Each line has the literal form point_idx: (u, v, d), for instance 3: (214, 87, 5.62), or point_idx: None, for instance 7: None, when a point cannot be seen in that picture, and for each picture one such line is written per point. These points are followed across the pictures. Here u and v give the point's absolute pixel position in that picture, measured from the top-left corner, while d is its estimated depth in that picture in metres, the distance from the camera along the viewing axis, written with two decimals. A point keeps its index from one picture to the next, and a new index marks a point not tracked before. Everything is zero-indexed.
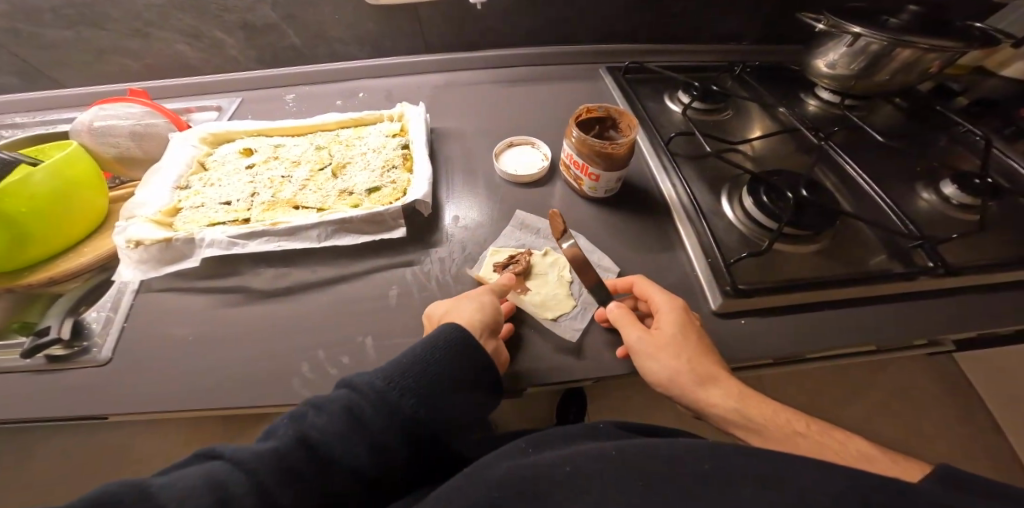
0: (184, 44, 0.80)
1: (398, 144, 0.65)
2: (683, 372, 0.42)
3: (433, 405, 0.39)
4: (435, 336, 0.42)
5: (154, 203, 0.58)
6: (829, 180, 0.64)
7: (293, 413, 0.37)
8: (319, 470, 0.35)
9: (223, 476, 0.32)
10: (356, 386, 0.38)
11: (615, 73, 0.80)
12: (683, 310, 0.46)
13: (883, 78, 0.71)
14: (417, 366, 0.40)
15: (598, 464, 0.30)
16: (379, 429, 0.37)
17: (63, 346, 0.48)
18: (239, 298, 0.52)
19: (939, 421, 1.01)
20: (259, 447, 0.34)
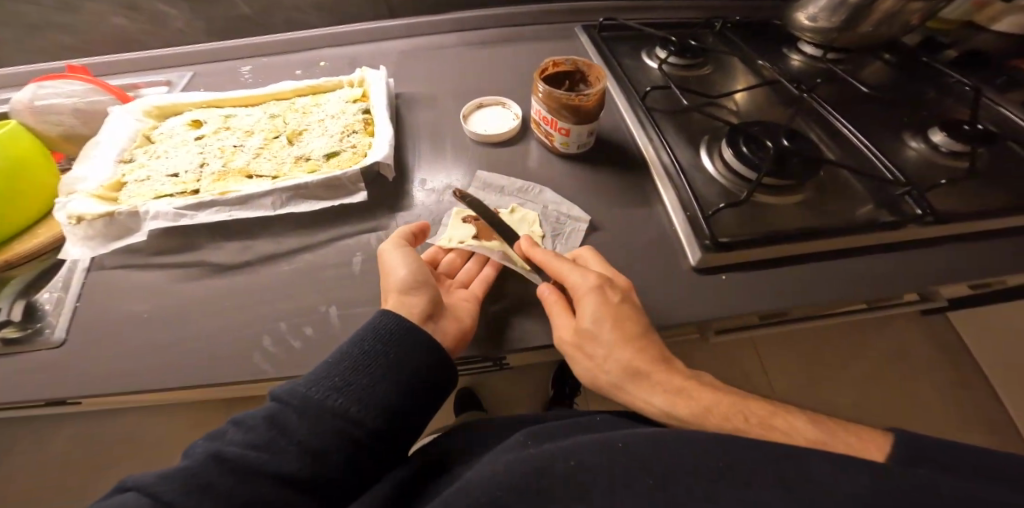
0: (122, 17, 0.75)
1: (359, 109, 0.61)
2: (611, 368, 0.39)
3: (369, 400, 0.35)
4: (366, 328, 0.39)
5: (94, 177, 0.53)
6: (815, 132, 0.61)
7: (214, 434, 0.34)
8: (244, 483, 0.30)
9: (127, 505, 0.27)
10: (277, 394, 0.35)
11: (591, 31, 0.76)
12: (608, 290, 0.41)
13: (866, 30, 0.68)
14: (340, 360, 0.36)
15: (599, 458, 0.26)
16: (305, 432, 0.33)
17: (16, 327, 0.44)
18: (193, 274, 0.49)
19: (932, 381, 1.01)
20: (171, 469, 0.30)
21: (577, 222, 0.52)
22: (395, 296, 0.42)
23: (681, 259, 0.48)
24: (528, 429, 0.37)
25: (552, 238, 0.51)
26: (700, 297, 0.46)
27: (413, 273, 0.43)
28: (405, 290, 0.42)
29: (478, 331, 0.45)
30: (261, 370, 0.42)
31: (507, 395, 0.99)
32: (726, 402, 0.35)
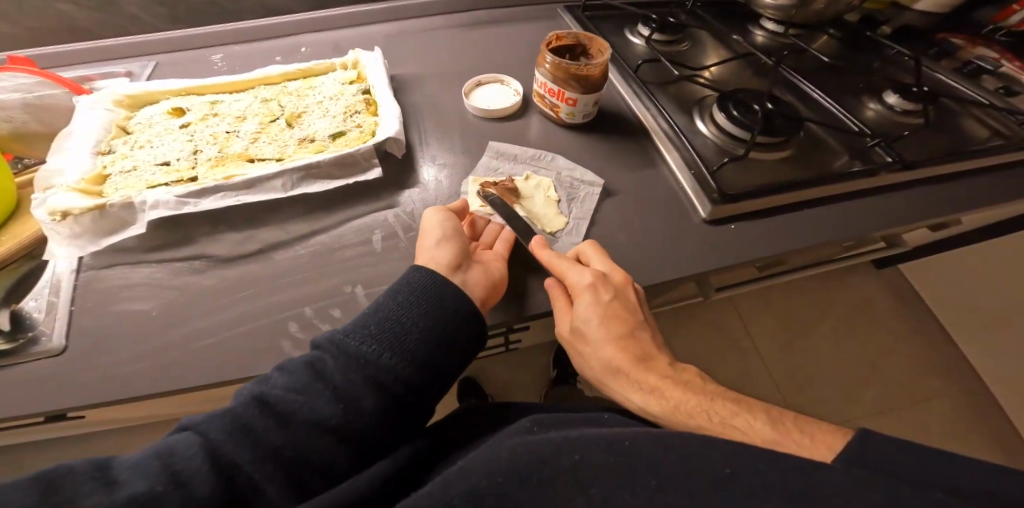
0: (67, 3, 0.67)
1: (357, 90, 0.60)
2: (602, 363, 0.40)
3: (405, 351, 0.35)
4: (400, 283, 0.39)
5: (73, 170, 0.49)
6: (789, 97, 0.67)
7: (258, 379, 0.33)
8: (287, 426, 0.30)
9: (173, 444, 0.27)
10: (319, 344, 0.35)
11: (574, 12, 0.78)
12: (602, 289, 0.41)
13: (821, 5, 0.75)
14: (377, 312, 0.36)
15: (606, 456, 0.25)
16: (345, 379, 0.32)
17: (5, 340, 0.40)
18: (199, 266, 0.46)
19: (889, 328, 1.13)
20: (216, 411, 0.30)
21: (590, 185, 0.54)
22: (426, 254, 0.43)
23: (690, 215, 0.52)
24: (537, 417, 0.37)
25: (569, 201, 0.53)
26: (713, 249, 0.49)
27: (443, 231, 0.44)
28: (435, 245, 0.43)
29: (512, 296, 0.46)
30: (295, 355, 0.40)
31: (512, 377, 1.00)
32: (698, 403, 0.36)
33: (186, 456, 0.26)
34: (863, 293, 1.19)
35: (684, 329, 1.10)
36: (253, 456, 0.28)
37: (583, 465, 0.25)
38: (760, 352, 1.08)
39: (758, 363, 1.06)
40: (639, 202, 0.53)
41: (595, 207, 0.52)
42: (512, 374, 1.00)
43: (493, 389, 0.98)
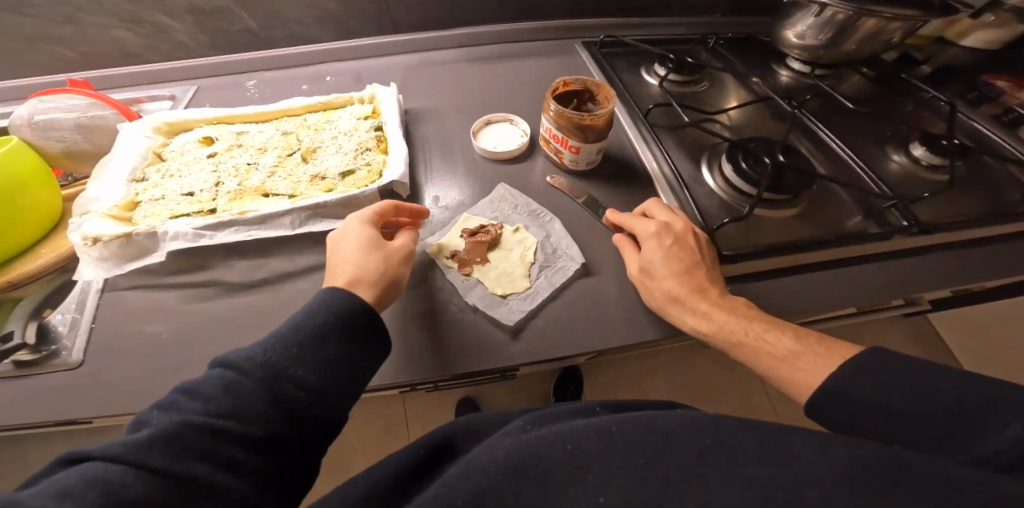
0: (124, 30, 0.73)
1: (370, 126, 0.63)
2: (668, 293, 0.45)
3: (337, 363, 0.35)
4: (315, 301, 0.38)
5: (109, 197, 0.54)
6: (804, 146, 0.65)
7: (163, 400, 0.31)
8: (220, 445, 0.29)
9: (96, 473, 0.26)
10: (232, 364, 0.33)
11: (591, 49, 0.79)
12: (665, 235, 0.47)
13: (849, 48, 0.69)
14: (297, 331, 0.35)
15: (599, 441, 0.28)
16: (273, 394, 0.32)
17: (30, 350, 0.44)
18: (211, 292, 0.50)
19: None
20: (126, 439, 0.28)
21: (570, 261, 0.53)
22: (334, 268, 0.43)
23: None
24: (528, 415, 0.37)
25: (541, 266, 0.53)
26: None
27: (364, 257, 0.43)
28: (348, 258, 0.43)
29: (498, 345, 0.47)
30: None
31: (510, 399, 1.01)
32: (743, 327, 0.41)
33: (123, 482, 0.26)
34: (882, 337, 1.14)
35: (690, 365, 1.07)
36: (199, 471, 0.28)
37: (576, 453, 0.28)
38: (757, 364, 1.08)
39: (765, 402, 1.03)
40: None
41: (565, 283, 0.51)
42: (510, 396, 1.01)
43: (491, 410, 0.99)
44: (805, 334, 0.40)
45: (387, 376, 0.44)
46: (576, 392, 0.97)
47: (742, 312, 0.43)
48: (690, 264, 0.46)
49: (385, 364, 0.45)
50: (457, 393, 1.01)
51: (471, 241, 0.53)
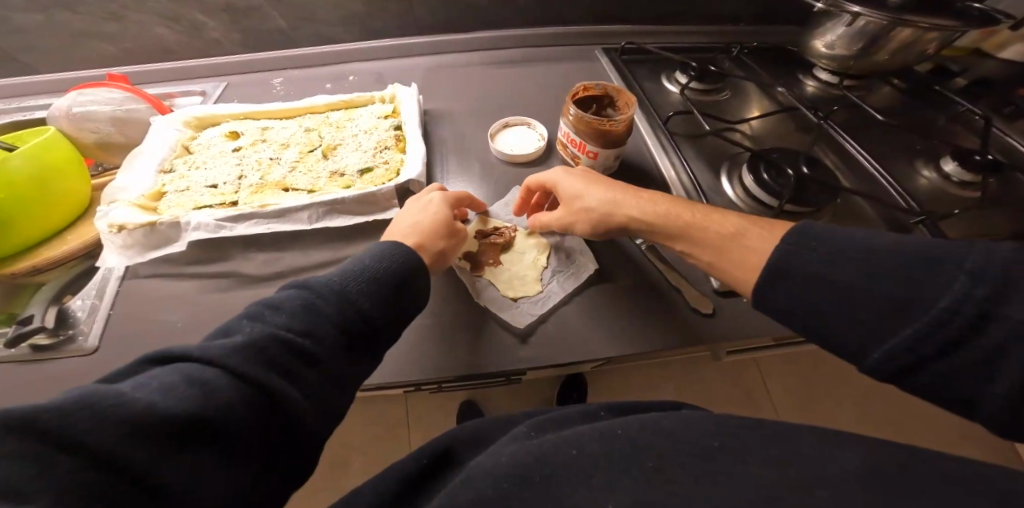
0: (163, 27, 0.75)
1: (390, 125, 0.64)
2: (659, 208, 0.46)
3: (393, 304, 0.37)
4: (386, 248, 0.40)
5: (135, 187, 0.55)
6: (829, 158, 0.63)
7: (248, 313, 0.31)
8: (296, 363, 0.29)
9: (203, 376, 0.25)
10: (312, 288, 0.34)
11: (611, 55, 0.79)
12: (602, 181, 0.50)
13: (882, 58, 0.66)
14: (376, 272, 0.37)
15: (601, 444, 0.29)
16: (344, 323, 0.33)
17: (48, 334, 0.46)
18: (229, 283, 0.51)
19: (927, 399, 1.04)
20: (228, 343, 0.28)
21: (584, 267, 0.53)
22: (396, 229, 0.46)
23: (653, 270, 0.53)
24: (531, 421, 0.37)
25: (554, 271, 0.53)
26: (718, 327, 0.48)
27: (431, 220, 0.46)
28: (411, 220, 0.46)
29: (507, 348, 0.46)
30: None
31: (514, 405, 1.01)
32: (690, 223, 0.44)
33: (216, 383, 0.25)
34: None
35: (698, 377, 1.05)
36: (281, 381, 0.28)
37: (581, 455, 0.28)
38: (759, 366, 1.07)
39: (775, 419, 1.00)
40: (651, 263, 0.53)
41: (578, 288, 0.51)
42: (514, 399, 1.01)
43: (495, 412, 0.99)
44: (748, 214, 0.43)
45: (396, 373, 0.44)
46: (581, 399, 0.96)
47: (686, 206, 0.46)
48: (631, 193, 0.48)
49: (396, 361, 0.45)
50: (460, 396, 1.01)
51: (487, 241, 0.55)
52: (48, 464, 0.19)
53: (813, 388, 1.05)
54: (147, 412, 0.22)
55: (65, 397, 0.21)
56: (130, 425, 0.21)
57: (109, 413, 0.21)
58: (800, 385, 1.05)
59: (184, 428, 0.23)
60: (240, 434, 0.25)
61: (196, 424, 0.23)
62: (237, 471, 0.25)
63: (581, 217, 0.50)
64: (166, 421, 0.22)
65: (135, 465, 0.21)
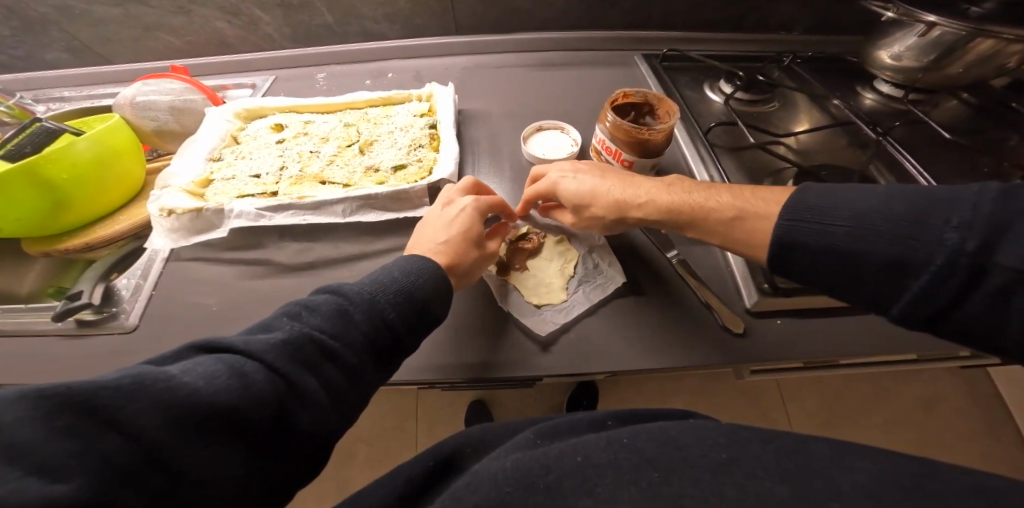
0: (223, 22, 0.79)
1: (425, 124, 0.65)
2: (678, 195, 0.45)
3: (418, 314, 0.38)
4: (411, 265, 0.41)
5: (186, 174, 0.59)
6: (884, 178, 0.58)
7: (287, 311, 0.33)
8: (323, 363, 0.31)
9: (241, 365, 0.27)
10: (343, 292, 0.36)
11: (652, 61, 0.77)
12: (584, 170, 0.51)
13: (955, 71, 0.61)
14: (392, 284, 0.38)
15: (610, 453, 0.30)
16: (372, 328, 0.35)
17: (93, 311, 0.49)
18: (262, 271, 0.53)
19: (967, 440, 0.96)
20: (267, 339, 0.30)
21: (610, 280, 0.51)
22: (422, 245, 0.46)
23: (683, 283, 0.51)
24: (537, 427, 0.36)
25: (580, 281, 0.52)
26: (745, 350, 0.46)
27: (441, 237, 0.46)
28: (437, 238, 0.46)
29: (531, 350, 0.46)
30: None
31: (523, 407, 1.00)
32: (684, 202, 0.45)
33: (253, 376, 0.27)
34: (942, 394, 1.01)
35: (716, 392, 1.01)
36: (305, 380, 0.29)
37: (588, 464, 0.29)
38: (780, 385, 1.02)
39: None
40: (680, 278, 0.51)
41: (602, 301, 0.50)
42: (526, 401, 1.01)
43: (505, 411, 0.99)
44: (735, 189, 0.43)
45: (413, 370, 0.45)
46: (590, 406, 0.95)
47: (677, 188, 0.46)
48: (617, 178, 0.49)
49: (415, 357, 0.46)
50: (471, 394, 1.01)
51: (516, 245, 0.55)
52: (96, 439, 0.21)
53: (840, 416, 0.98)
54: (189, 399, 0.24)
55: (120, 376, 0.22)
56: (174, 412, 0.23)
57: (158, 397, 0.23)
58: (824, 410, 0.99)
59: (219, 417, 0.25)
60: (262, 430, 0.27)
61: (228, 412, 0.25)
62: (254, 464, 0.26)
63: (566, 202, 0.51)
64: (205, 410, 0.24)
65: (170, 447, 0.22)
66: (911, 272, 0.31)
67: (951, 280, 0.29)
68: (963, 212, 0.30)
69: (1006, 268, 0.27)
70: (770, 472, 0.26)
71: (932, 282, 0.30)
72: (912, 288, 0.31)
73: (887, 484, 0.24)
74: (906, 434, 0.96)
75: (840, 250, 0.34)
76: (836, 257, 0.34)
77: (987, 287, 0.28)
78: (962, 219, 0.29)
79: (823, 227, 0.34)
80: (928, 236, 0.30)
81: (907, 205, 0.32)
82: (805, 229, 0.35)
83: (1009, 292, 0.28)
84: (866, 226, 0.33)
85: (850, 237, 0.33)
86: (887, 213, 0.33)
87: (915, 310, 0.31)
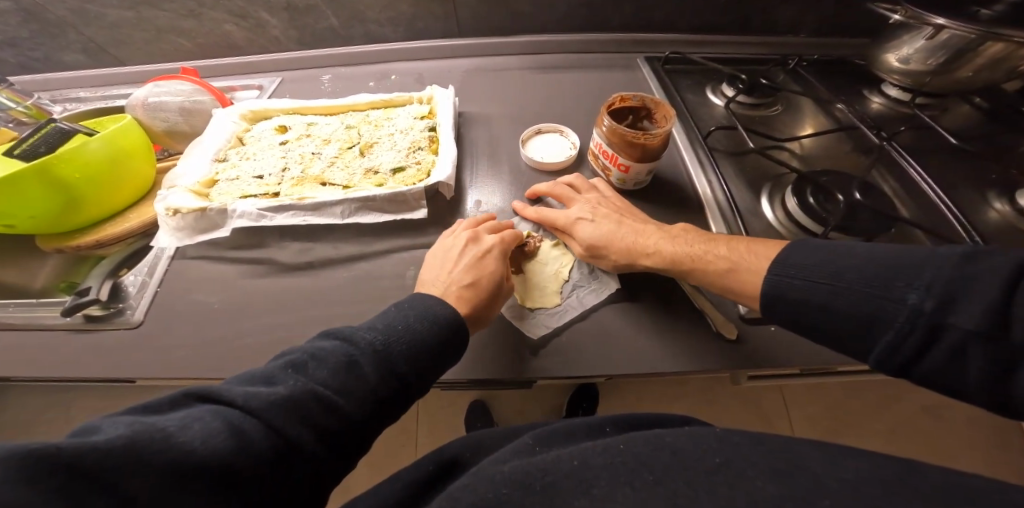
0: (232, 24, 0.81)
1: (425, 126, 0.66)
2: (683, 247, 0.46)
3: (428, 363, 0.38)
4: (424, 308, 0.40)
5: (192, 175, 0.60)
6: (887, 185, 0.58)
7: (292, 363, 0.34)
8: (324, 417, 0.31)
9: (238, 423, 0.28)
10: (352, 340, 0.36)
11: (654, 64, 0.77)
12: (602, 213, 0.52)
13: (965, 74, 0.60)
14: (405, 332, 0.38)
15: (606, 459, 0.29)
16: (380, 378, 0.35)
17: (100, 306, 0.51)
18: (263, 270, 0.54)
19: (976, 450, 0.94)
20: (269, 393, 0.30)
21: (604, 286, 0.51)
22: (443, 284, 0.46)
23: (678, 289, 0.51)
24: (535, 433, 0.36)
25: (574, 286, 0.52)
26: (738, 357, 0.45)
27: (463, 280, 0.45)
28: (459, 279, 0.45)
29: (525, 351, 0.47)
30: None
31: (523, 408, 1.01)
32: (686, 253, 0.46)
33: (251, 435, 0.28)
34: (951, 403, 0.99)
35: (719, 398, 1.00)
36: (305, 437, 0.30)
37: (585, 467, 0.29)
38: (784, 391, 1.01)
39: None
40: (676, 283, 0.51)
41: (597, 307, 0.50)
42: (526, 403, 1.01)
43: (504, 411, 0.99)
44: (739, 243, 0.44)
45: None
46: (589, 410, 0.94)
47: (684, 239, 0.47)
48: (630, 226, 0.50)
49: None
50: (471, 394, 1.02)
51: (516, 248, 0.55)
52: (86, 495, 0.21)
53: (845, 423, 0.97)
54: (183, 459, 0.24)
55: (113, 437, 0.23)
56: (167, 474, 0.23)
57: (151, 458, 0.23)
58: (829, 419, 0.97)
59: (213, 477, 0.25)
60: (259, 486, 0.27)
61: (221, 472, 0.25)
62: None
63: (576, 242, 0.52)
64: (200, 471, 0.25)
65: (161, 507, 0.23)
66: (878, 328, 0.31)
67: (909, 340, 0.30)
68: (926, 271, 0.30)
69: (958, 327, 0.28)
70: (762, 473, 0.26)
71: (895, 340, 0.30)
72: (879, 343, 0.31)
73: (879, 485, 0.24)
74: (913, 443, 0.94)
75: (813, 303, 0.34)
76: (812, 309, 0.34)
77: (945, 345, 0.29)
78: (924, 281, 0.30)
79: (796, 283, 0.35)
80: (892, 296, 0.31)
81: (875, 259, 0.33)
82: (794, 283, 0.35)
83: (963, 351, 0.28)
84: (840, 284, 0.33)
85: (823, 292, 0.34)
86: (857, 271, 0.33)
87: (886, 360, 0.31)
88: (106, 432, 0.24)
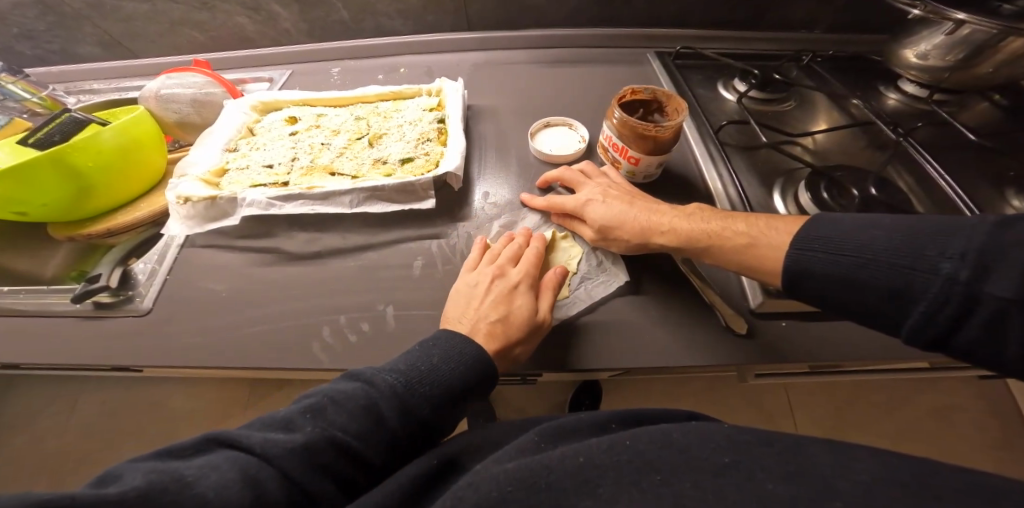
0: (244, 17, 0.81)
1: (434, 118, 0.66)
2: (698, 224, 0.46)
3: (452, 405, 0.38)
4: (452, 348, 0.39)
5: (203, 163, 0.61)
6: (902, 180, 0.57)
7: (310, 406, 0.34)
8: (338, 462, 0.32)
9: (254, 472, 0.28)
10: (373, 382, 0.36)
11: (664, 59, 0.76)
12: (613, 195, 0.52)
13: (985, 70, 0.58)
14: (427, 372, 0.37)
15: (611, 457, 0.29)
16: (399, 424, 0.35)
17: (110, 294, 0.51)
18: (271, 259, 0.55)
19: (987, 454, 0.92)
20: (287, 441, 0.30)
21: (612, 277, 0.51)
22: (472, 320, 0.44)
23: (687, 283, 0.50)
24: (540, 428, 0.36)
25: (582, 279, 0.51)
26: (748, 352, 0.45)
27: (494, 317, 0.44)
28: (488, 317, 0.44)
29: None
30: (319, 358, 0.46)
31: (527, 404, 1.00)
32: (703, 230, 0.45)
33: (267, 487, 0.28)
34: (962, 407, 0.97)
35: (726, 397, 0.98)
36: (319, 485, 0.30)
37: (590, 466, 0.29)
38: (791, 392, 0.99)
39: None
40: (685, 276, 0.50)
41: (604, 299, 0.49)
42: (531, 399, 1.01)
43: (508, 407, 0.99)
44: (755, 218, 0.44)
45: None
46: (593, 406, 0.94)
47: (698, 216, 0.47)
48: (642, 205, 0.50)
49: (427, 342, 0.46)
50: None
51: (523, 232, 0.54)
52: None
53: (853, 425, 0.95)
54: None
55: (127, 489, 0.24)
56: None
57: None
58: (837, 420, 0.96)
59: None
60: None
61: None
62: None
63: (589, 224, 0.51)
64: None
65: None
66: (910, 299, 0.31)
67: (943, 312, 0.29)
68: (959, 241, 0.29)
69: (995, 298, 0.27)
70: (775, 477, 0.25)
71: (929, 309, 0.30)
72: (912, 315, 0.31)
73: (895, 485, 0.23)
74: (923, 446, 0.92)
75: (840, 276, 0.34)
76: (837, 283, 0.34)
77: (983, 314, 0.28)
78: (957, 250, 0.29)
79: (830, 257, 0.34)
80: (925, 266, 0.30)
81: (905, 234, 0.32)
82: (818, 258, 0.35)
83: (1000, 320, 0.27)
84: (866, 256, 0.33)
85: (856, 263, 0.33)
86: (887, 244, 0.32)
87: (918, 335, 0.31)
88: (122, 483, 0.24)
